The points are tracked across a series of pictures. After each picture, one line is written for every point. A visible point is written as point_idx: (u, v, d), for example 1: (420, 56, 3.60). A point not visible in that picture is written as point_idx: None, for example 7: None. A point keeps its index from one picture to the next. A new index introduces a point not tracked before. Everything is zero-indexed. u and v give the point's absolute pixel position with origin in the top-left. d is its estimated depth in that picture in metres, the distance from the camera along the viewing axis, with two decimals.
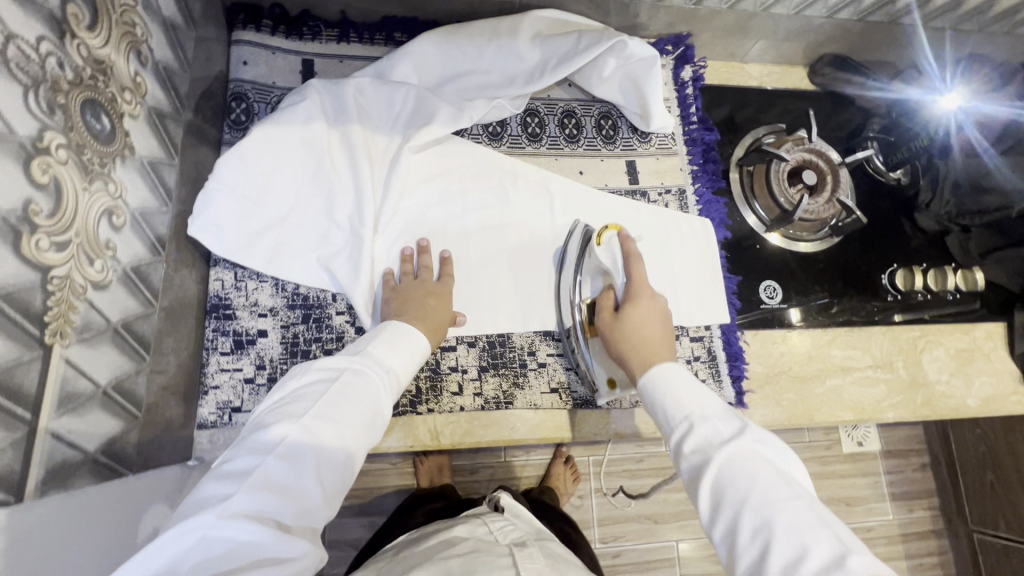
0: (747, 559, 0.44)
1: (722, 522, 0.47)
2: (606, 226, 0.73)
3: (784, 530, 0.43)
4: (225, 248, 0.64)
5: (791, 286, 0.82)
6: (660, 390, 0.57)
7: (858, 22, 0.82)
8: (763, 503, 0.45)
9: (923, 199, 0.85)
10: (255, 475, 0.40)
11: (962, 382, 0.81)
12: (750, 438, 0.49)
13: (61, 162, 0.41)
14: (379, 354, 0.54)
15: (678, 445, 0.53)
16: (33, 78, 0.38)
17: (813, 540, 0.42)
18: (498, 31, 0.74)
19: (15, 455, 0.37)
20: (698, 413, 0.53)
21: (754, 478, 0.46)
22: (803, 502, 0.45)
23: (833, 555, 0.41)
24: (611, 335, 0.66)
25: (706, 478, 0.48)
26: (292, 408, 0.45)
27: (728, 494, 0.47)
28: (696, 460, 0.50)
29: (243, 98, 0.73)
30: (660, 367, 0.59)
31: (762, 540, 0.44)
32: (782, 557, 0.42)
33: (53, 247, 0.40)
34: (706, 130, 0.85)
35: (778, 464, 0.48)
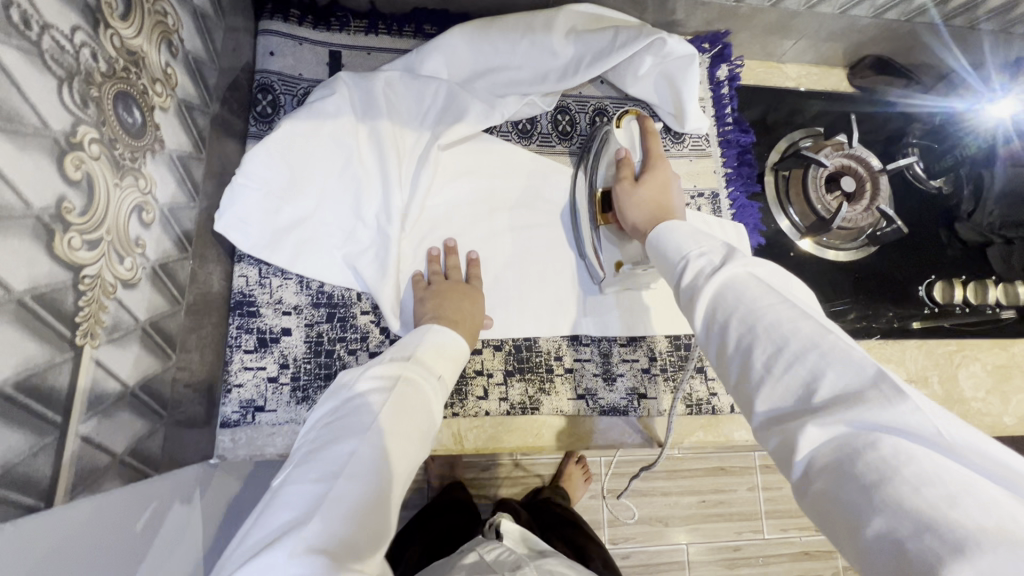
0: (735, 368, 0.41)
1: (712, 340, 0.43)
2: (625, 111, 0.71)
3: (770, 332, 0.39)
4: (252, 244, 0.63)
5: (825, 297, 0.80)
6: (664, 238, 0.53)
7: (906, 24, 0.80)
8: (748, 313, 0.41)
9: (966, 210, 0.82)
10: (324, 502, 0.38)
11: (999, 400, 0.79)
12: (739, 259, 0.44)
13: (94, 157, 0.40)
14: (425, 361, 0.54)
15: (677, 282, 0.48)
16: (67, 70, 0.37)
17: (797, 334, 0.38)
18: (532, 26, 0.72)
19: (46, 460, 0.36)
20: (696, 250, 0.48)
21: (743, 292, 0.42)
22: (788, 302, 0.40)
23: (818, 346, 0.37)
24: (626, 208, 0.62)
25: (698, 302, 0.44)
26: (350, 427, 0.45)
27: (718, 313, 0.42)
28: (691, 288, 0.45)
29: (269, 90, 0.71)
30: (670, 223, 0.54)
31: (747, 344, 0.40)
32: (766, 357, 0.38)
33: (84, 245, 0.39)
34: (742, 132, 0.82)
35: (770, 278, 0.43)
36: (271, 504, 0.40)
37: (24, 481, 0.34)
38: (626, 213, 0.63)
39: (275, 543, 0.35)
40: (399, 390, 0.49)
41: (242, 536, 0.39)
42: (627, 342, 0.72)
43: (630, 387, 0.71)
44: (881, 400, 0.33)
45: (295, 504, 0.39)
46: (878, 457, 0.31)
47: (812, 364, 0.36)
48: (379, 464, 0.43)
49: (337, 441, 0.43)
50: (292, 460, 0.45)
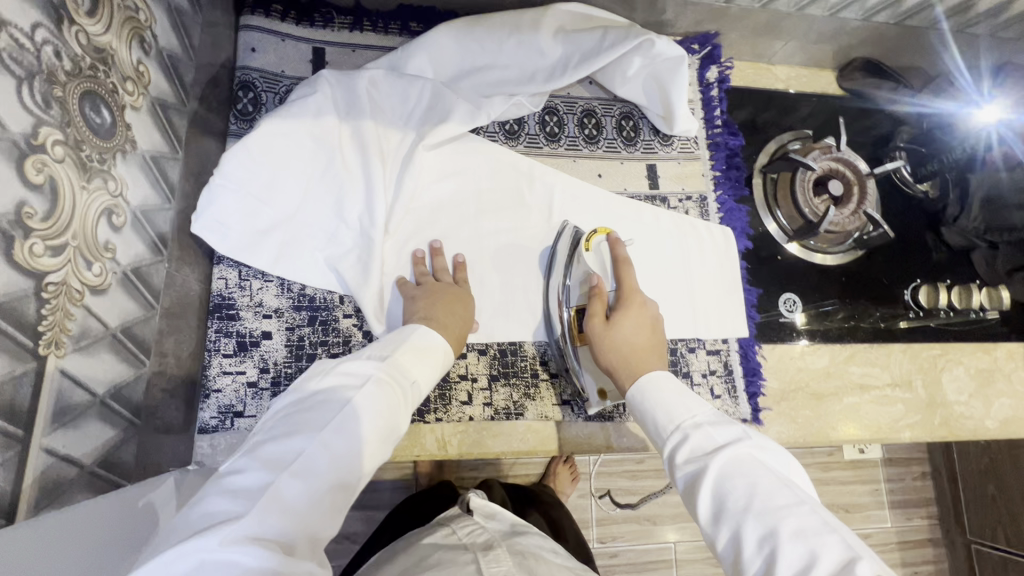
0: (755, 572, 0.41)
1: (723, 534, 0.44)
2: (595, 230, 0.70)
3: (791, 537, 0.40)
4: (231, 246, 0.62)
5: (812, 300, 0.80)
6: (653, 401, 0.54)
7: (895, 26, 0.80)
8: (766, 510, 0.42)
9: (952, 214, 0.83)
10: (266, 494, 0.39)
11: (981, 403, 0.79)
12: (747, 442, 0.47)
13: (57, 160, 0.38)
14: (402, 363, 0.53)
15: (672, 455, 0.50)
16: (28, 69, 0.35)
17: (822, 546, 0.39)
18: (520, 25, 0.71)
19: (5, 475, 0.35)
20: (689, 421, 0.51)
21: (756, 482, 0.44)
22: (804, 502, 0.42)
23: (842, 558, 0.38)
24: (601, 350, 0.62)
25: (706, 482, 0.45)
26: (310, 421, 0.44)
27: (729, 502, 0.44)
28: (691, 469, 0.47)
29: (250, 87, 0.69)
30: (652, 376, 0.57)
31: (767, 550, 0.41)
32: (791, 566, 0.39)
33: (48, 252, 0.38)
34: (731, 135, 0.81)
35: (778, 470, 0.46)
36: (215, 482, 0.41)
37: None
38: (600, 353, 0.62)
39: (207, 529, 0.37)
40: (368, 392, 0.48)
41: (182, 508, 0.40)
42: None
43: None
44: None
45: (236, 488, 0.40)
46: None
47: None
48: (330, 466, 0.43)
49: (293, 434, 0.43)
50: (248, 439, 0.45)
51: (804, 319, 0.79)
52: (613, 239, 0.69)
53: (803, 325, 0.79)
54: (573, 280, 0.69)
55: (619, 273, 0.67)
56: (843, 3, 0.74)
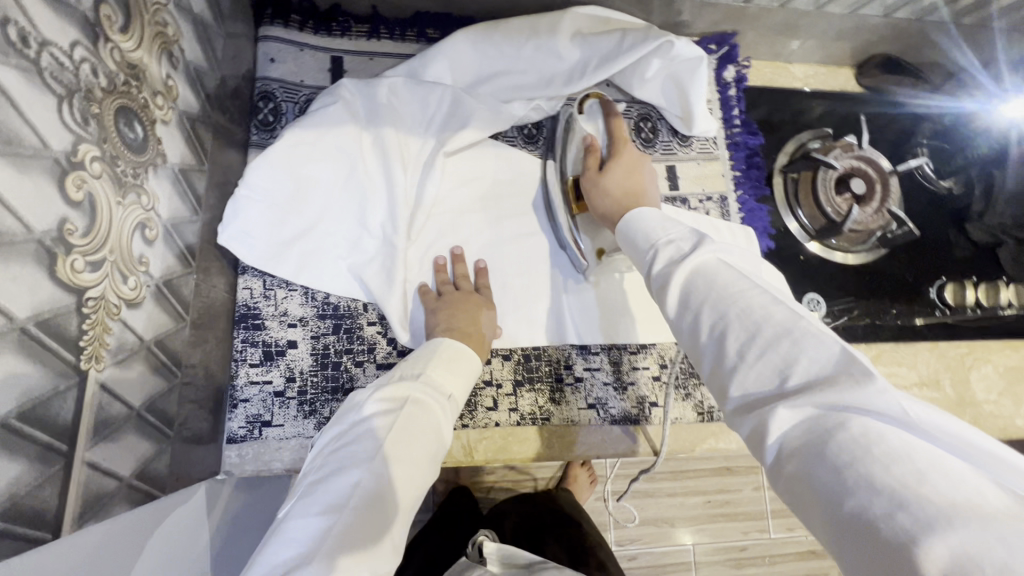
0: (708, 356, 0.40)
1: (682, 328, 0.42)
2: (589, 94, 0.69)
3: (740, 316, 0.38)
4: (256, 256, 0.62)
5: (835, 300, 0.79)
6: (634, 227, 0.52)
7: (916, 22, 0.79)
8: (719, 296, 0.40)
9: (976, 210, 0.82)
10: (331, 531, 0.38)
11: (1011, 402, 0.78)
12: (709, 244, 0.44)
13: (95, 176, 0.39)
14: (436, 380, 0.53)
15: (647, 271, 0.47)
16: (67, 87, 0.36)
17: (767, 319, 0.37)
18: (537, 30, 0.71)
19: (52, 490, 0.35)
20: (663, 237, 0.48)
21: (714, 276, 0.41)
22: (759, 286, 0.39)
23: (787, 329, 0.36)
24: (596, 199, 0.61)
25: (670, 286, 0.43)
26: (357, 453, 0.44)
27: (691, 294, 0.42)
28: (663, 274, 0.44)
29: (270, 98, 0.70)
30: (637, 210, 0.53)
31: (719, 330, 0.39)
32: (737, 341, 0.37)
33: (87, 267, 0.38)
34: (750, 134, 0.82)
35: (741, 266, 0.43)
36: (274, 535, 0.40)
37: (28, 514, 0.33)
38: (595, 203, 0.61)
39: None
40: (408, 414, 0.48)
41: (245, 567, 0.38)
42: (638, 350, 0.71)
43: (641, 395, 0.70)
44: (854, 384, 0.32)
45: (298, 535, 0.39)
46: (850, 437, 0.30)
47: (781, 347, 0.35)
48: (386, 492, 0.42)
49: (344, 470, 0.43)
50: (298, 489, 0.44)
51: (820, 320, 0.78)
52: (605, 101, 0.67)
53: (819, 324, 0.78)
54: (571, 145, 0.68)
55: (609, 129, 0.65)
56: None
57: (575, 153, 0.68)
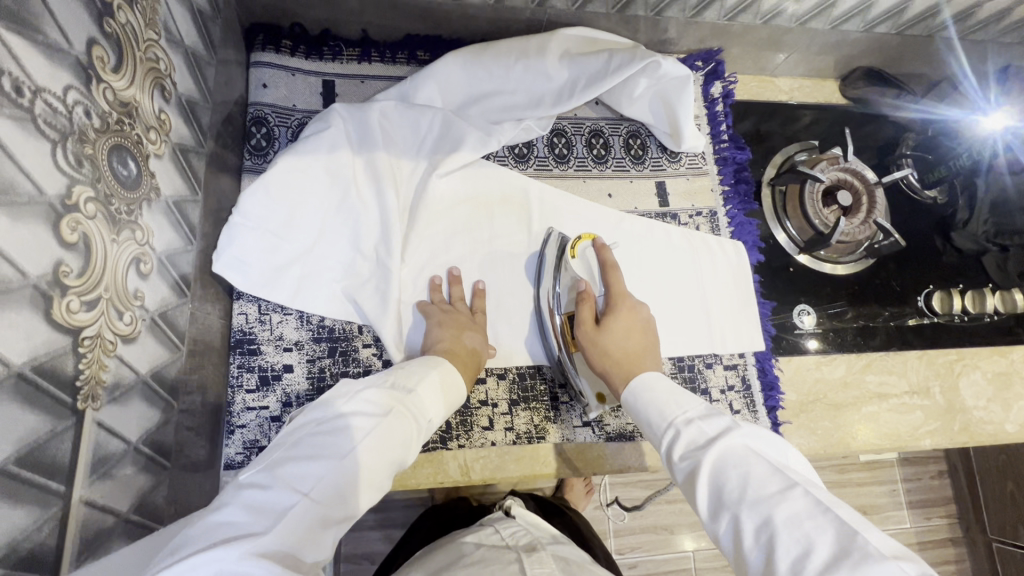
0: (757, 567, 0.40)
1: (722, 525, 0.44)
2: (581, 236, 0.71)
3: (785, 525, 0.40)
4: (251, 283, 0.62)
5: (825, 312, 0.80)
6: (645, 399, 0.55)
7: (896, 36, 0.81)
8: (760, 499, 0.42)
9: (961, 218, 0.84)
10: (285, 517, 0.41)
11: (1000, 407, 0.79)
12: (738, 433, 0.47)
13: (90, 217, 0.39)
14: (424, 398, 0.55)
15: (669, 451, 0.51)
16: (61, 132, 0.36)
17: (818, 536, 0.38)
18: (526, 52, 0.72)
19: (50, 531, 0.35)
20: (681, 417, 0.51)
21: (749, 473, 0.44)
22: (799, 488, 0.41)
23: (846, 550, 0.37)
24: (597, 363, 0.63)
25: (702, 474, 0.46)
26: (333, 447, 0.46)
27: (726, 492, 0.44)
28: (686, 464, 0.48)
29: (263, 122, 0.70)
30: (643, 386, 0.57)
31: (764, 541, 0.40)
32: (789, 554, 0.38)
33: (83, 307, 0.38)
34: (737, 149, 0.81)
35: (771, 457, 0.46)
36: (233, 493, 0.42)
37: (27, 558, 0.33)
38: (597, 364, 0.63)
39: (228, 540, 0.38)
40: (388, 424, 0.50)
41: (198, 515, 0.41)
42: None
43: None
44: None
45: (255, 503, 0.41)
46: None
47: (838, 569, 0.36)
48: (346, 495, 0.45)
49: (317, 457, 0.45)
50: (267, 455, 0.46)
51: (812, 316, 0.79)
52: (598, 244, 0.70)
53: (810, 322, 0.79)
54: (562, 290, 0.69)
55: (606, 277, 0.67)
56: (846, 15, 0.75)
57: (567, 301, 0.68)
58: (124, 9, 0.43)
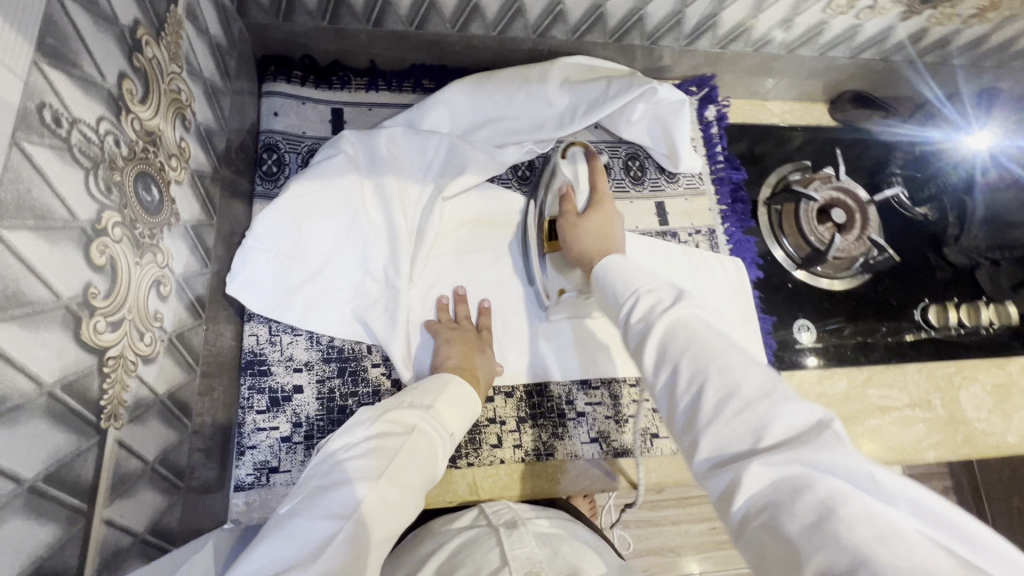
0: (682, 411, 0.40)
1: (660, 379, 0.43)
2: (573, 142, 0.74)
3: (719, 373, 0.39)
4: (263, 304, 0.63)
5: (824, 325, 0.82)
6: (613, 276, 0.53)
7: (881, 61, 0.84)
8: (699, 352, 0.41)
9: (952, 234, 0.86)
10: (334, 542, 0.43)
11: (1001, 419, 0.80)
12: (687, 301, 0.45)
13: (117, 241, 0.40)
14: (443, 415, 0.57)
15: (625, 319, 0.48)
16: (93, 160, 0.38)
17: (747, 382, 0.38)
18: (528, 79, 0.75)
19: (73, 550, 0.36)
20: (645, 286, 0.49)
21: (694, 331, 0.43)
22: (735, 348, 0.41)
23: (768, 394, 0.37)
24: (572, 239, 0.64)
25: (650, 336, 0.44)
26: (363, 470, 0.49)
27: (670, 348, 0.43)
28: (641, 326, 0.46)
29: (274, 149, 0.73)
30: (615, 256, 0.55)
31: (696, 387, 0.40)
32: (715, 397, 0.38)
33: (108, 327, 0.39)
34: (733, 169, 0.84)
35: (713, 324, 0.45)
36: (275, 531, 0.44)
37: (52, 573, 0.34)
38: (571, 240, 0.64)
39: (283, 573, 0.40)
40: (411, 443, 0.52)
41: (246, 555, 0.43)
42: (637, 382, 0.73)
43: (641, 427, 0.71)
44: (820, 444, 0.34)
45: (299, 537, 0.43)
46: (818, 497, 0.31)
47: (759, 409, 0.37)
48: (386, 514, 0.47)
49: (350, 483, 0.47)
50: (300, 492, 0.49)
51: (811, 336, 0.81)
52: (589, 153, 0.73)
53: (809, 340, 0.81)
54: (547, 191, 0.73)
55: (593, 180, 0.70)
56: (833, 42, 0.79)
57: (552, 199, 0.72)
58: (152, 44, 0.46)
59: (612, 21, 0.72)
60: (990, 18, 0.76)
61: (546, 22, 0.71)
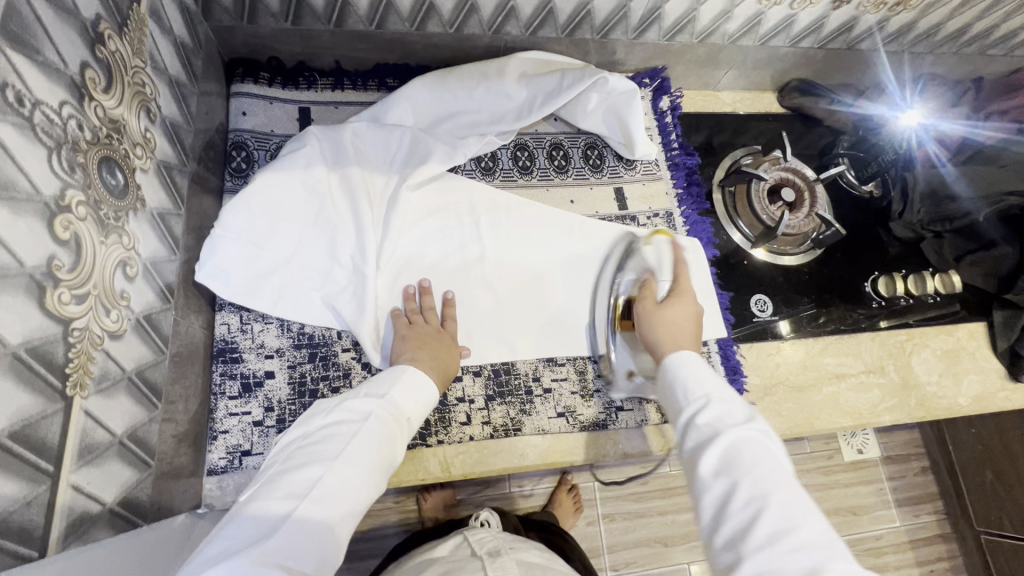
0: (731, 525, 0.47)
1: (715, 488, 0.50)
2: (657, 232, 0.77)
3: (777, 507, 0.47)
4: (231, 292, 0.65)
5: (780, 299, 0.85)
6: (680, 370, 0.60)
7: (820, 50, 0.90)
8: (761, 478, 0.49)
9: (896, 210, 0.90)
10: (288, 522, 0.46)
11: (952, 382, 0.84)
12: (758, 426, 0.53)
13: (81, 218, 0.43)
14: (400, 401, 0.59)
15: (690, 418, 0.56)
16: (56, 140, 0.40)
17: (806, 524, 0.46)
18: (486, 74, 0.78)
19: (38, 509, 0.37)
20: (716, 395, 0.57)
21: (757, 457, 0.50)
22: (799, 490, 0.49)
23: (823, 543, 0.45)
24: (642, 326, 0.68)
25: (718, 444, 0.52)
26: (322, 453, 0.52)
27: (734, 463, 0.50)
28: (708, 431, 0.54)
29: (243, 147, 0.75)
30: (687, 354, 0.61)
31: (752, 510, 0.47)
32: (771, 527, 0.45)
33: (74, 300, 0.41)
34: (687, 155, 0.88)
35: (779, 457, 0.52)
36: (240, 509, 0.48)
37: (16, 530, 0.36)
38: (642, 329, 0.68)
39: (240, 550, 0.44)
40: (369, 428, 0.55)
41: (213, 530, 0.47)
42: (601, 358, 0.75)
43: (607, 400, 0.74)
44: None
45: (258, 517, 0.47)
46: None
47: (812, 553, 0.44)
48: (343, 495, 0.50)
49: (311, 463, 0.51)
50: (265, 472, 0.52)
51: (789, 327, 0.84)
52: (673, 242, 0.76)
53: (788, 332, 0.83)
54: (628, 270, 0.77)
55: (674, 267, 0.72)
56: (772, 32, 0.84)
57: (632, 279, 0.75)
58: (114, 38, 0.48)
59: (563, 16, 0.76)
60: (914, 5, 0.81)
61: (500, 19, 0.75)
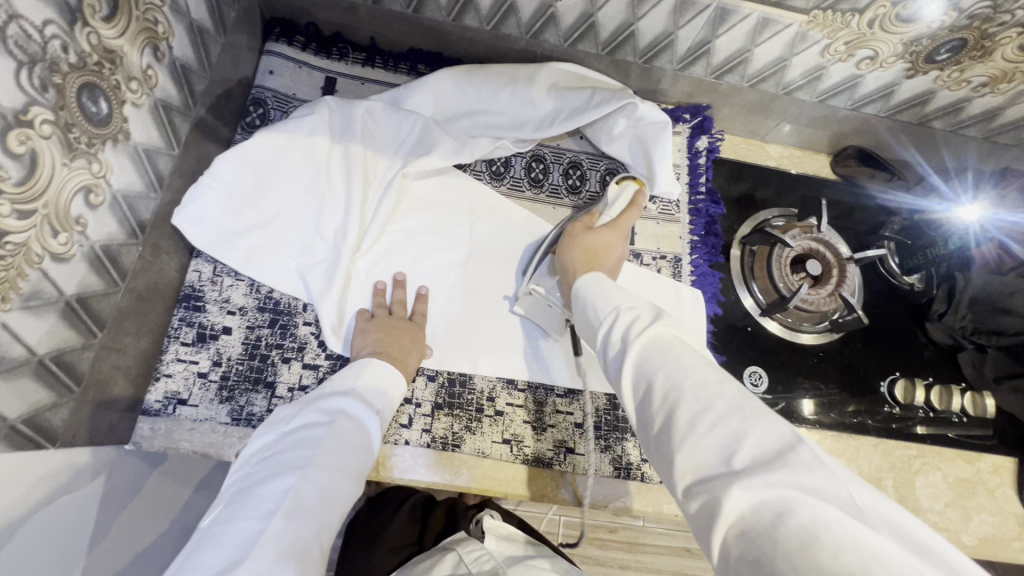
0: (658, 426, 0.43)
1: (637, 397, 0.46)
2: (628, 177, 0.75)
3: (691, 391, 0.42)
4: (205, 240, 0.65)
5: (779, 376, 0.78)
6: (588, 293, 0.55)
7: (885, 120, 0.81)
8: (672, 369, 0.44)
9: (937, 310, 0.82)
10: (262, 539, 0.43)
11: (959, 516, 0.74)
12: (665, 320, 0.48)
13: (43, 137, 0.43)
14: (366, 398, 0.58)
15: (604, 336, 0.51)
16: (31, 57, 0.41)
17: (719, 400, 0.41)
18: (515, 76, 0.75)
19: None
20: (624, 304, 0.51)
21: (669, 352, 0.45)
22: (709, 365, 0.44)
23: (737, 410, 0.40)
24: (567, 245, 0.66)
25: (627, 358, 0.47)
26: (291, 462, 0.49)
27: (646, 366, 0.45)
28: (618, 346, 0.48)
29: (261, 104, 0.75)
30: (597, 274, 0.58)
31: (669, 404, 0.42)
32: (687, 413, 0.41)
33: (14, 214, 0.42)
34: (712, 203, 0.82)
35: (691, 341, 0.48)
36: (203, 540, 0.44)
37: None
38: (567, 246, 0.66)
39: None
40: (338, 430, 0.53)
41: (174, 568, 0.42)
42: (565, 394, 0.71)
43: (559, 439, 0.69)
44: (804, 468, 0.35)
45: (227, 541, 0.43)
46: (798, 522, 0.33)
47: (731, 424, 0.39)
48: (318, 502, 0.48)
49: (278, 476, 0.48)
50: (223, 496, 0.49)
51: (812, 408, 0.77)
52: (638, 191, 0.73)
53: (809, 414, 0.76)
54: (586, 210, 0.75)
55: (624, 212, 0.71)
56: (832, 90, 0.77)
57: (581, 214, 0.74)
58: None
59: (604, 33, 0.72)
60: (1002, 90, 0.73)
61: (538, 24, 0.72)
